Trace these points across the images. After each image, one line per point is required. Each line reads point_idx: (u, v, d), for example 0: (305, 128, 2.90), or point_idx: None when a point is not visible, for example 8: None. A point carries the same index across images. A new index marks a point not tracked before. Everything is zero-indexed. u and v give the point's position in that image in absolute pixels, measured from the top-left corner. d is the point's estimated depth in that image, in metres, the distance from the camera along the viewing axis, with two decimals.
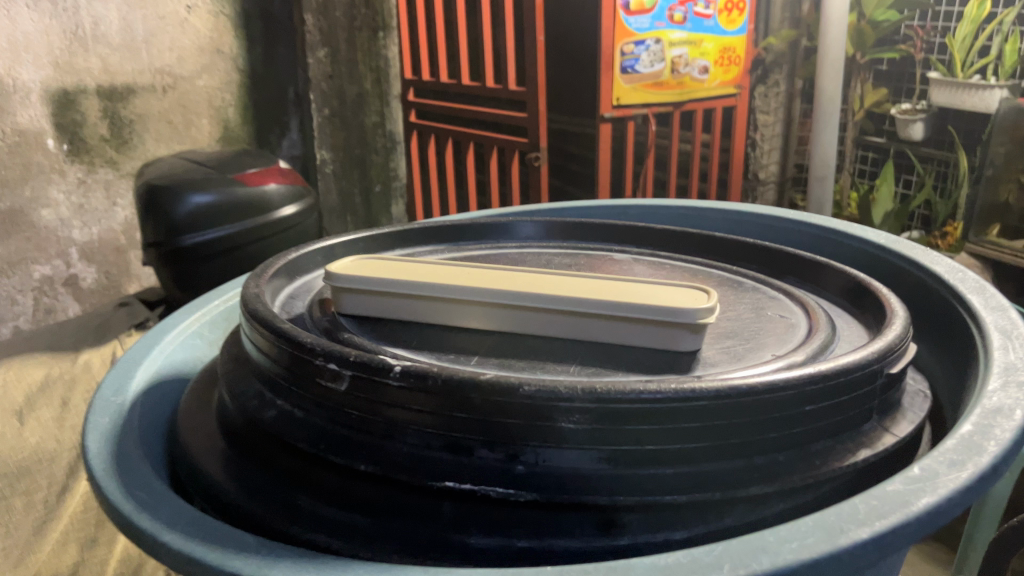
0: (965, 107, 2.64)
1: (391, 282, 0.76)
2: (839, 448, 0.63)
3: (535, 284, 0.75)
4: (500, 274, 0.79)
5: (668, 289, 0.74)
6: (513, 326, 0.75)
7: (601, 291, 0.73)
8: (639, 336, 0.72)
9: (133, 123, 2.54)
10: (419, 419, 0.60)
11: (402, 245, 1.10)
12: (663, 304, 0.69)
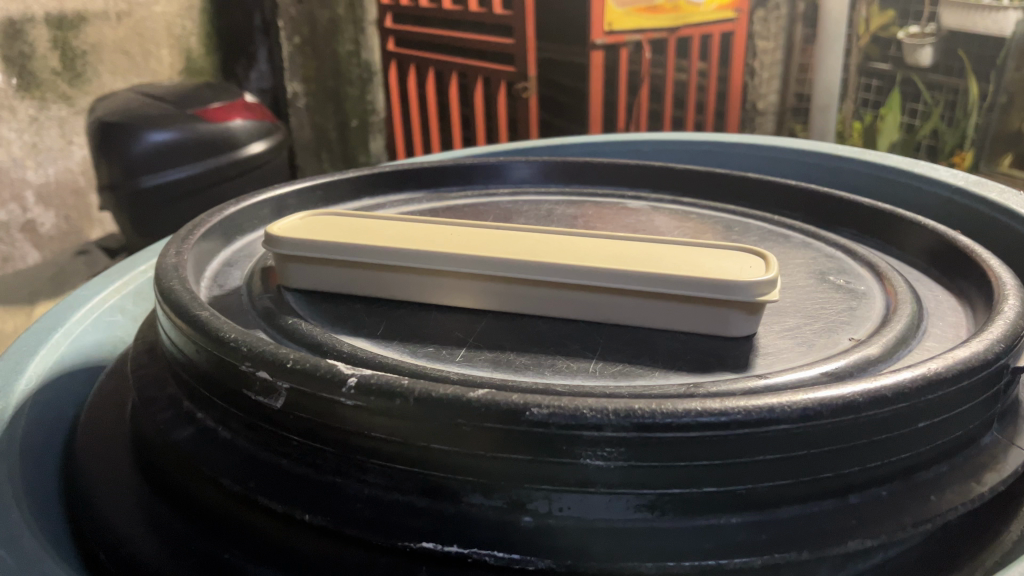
0: (976, 31, 2.02)
1: (348, 248, 0.58)
2: (955, 474, 0.47)
3: (538, 249, 0.57)
4: (492, 235, 0.61)
5: (715, 258, 0.56)
6: (512, 306, 0.58)
7: (625, 258, 0.55)
8: (675, 316, 0.54)
9: (87, 54, 2.13)
10: (384, 453, 0.44)
11: (368, 193, 0.91)
12: (708, 277, 0.51)
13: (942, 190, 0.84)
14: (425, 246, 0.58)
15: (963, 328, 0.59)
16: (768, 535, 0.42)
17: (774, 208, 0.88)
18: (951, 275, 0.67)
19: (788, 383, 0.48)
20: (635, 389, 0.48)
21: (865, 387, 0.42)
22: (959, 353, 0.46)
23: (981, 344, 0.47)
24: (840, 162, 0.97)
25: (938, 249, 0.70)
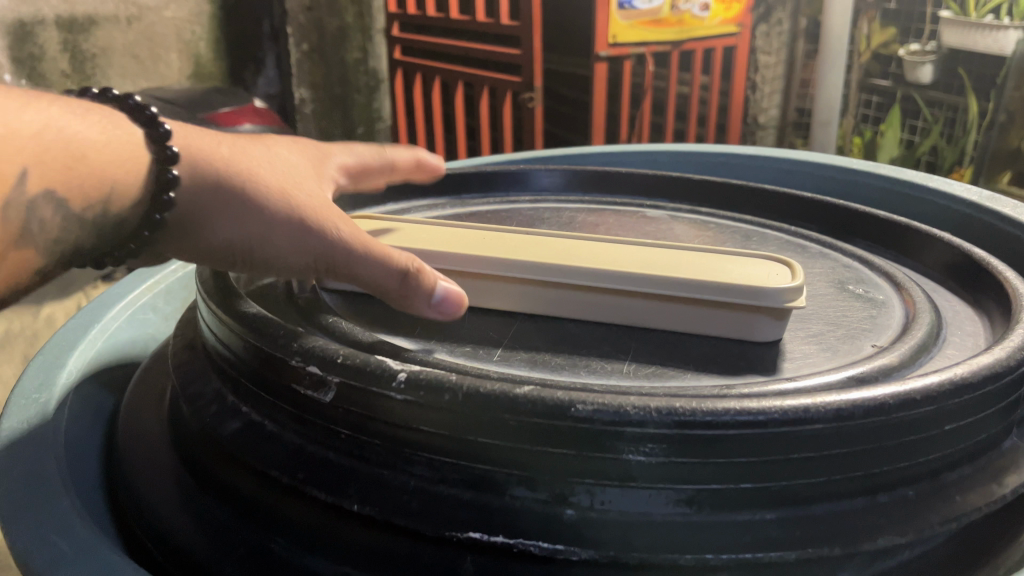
0: (977, 50, 2.07)
1: None
2: (980, 476, 0.48)
3: (572, 253, 0.59)
4: (526, 239, 0.63)
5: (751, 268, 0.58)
6: (545, 308, 0.60)
7: (658, 264, 0.57)
8: (704, 322, 0.56)
9: (96, 56, 1.97)
10: (430, 447, 0.46)
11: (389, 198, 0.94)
12: (740, 282, 0.53)
13: (956, 204, 0.87)
14: (461, 250, 0.60)
15: (981, 338, 0.61)
16: (803, 531, 0.44)
17: (789, 219, 0.90)
18: (966, 287, 0.70)
19: (816, 385, 0.50)
20: (669, 391, 0.50)
21: (895, 389, 0.44)
22: (983, 359, 0.48)
23: (1003, 351, 0.49)
24: (854, 176, 0.99)
25: (956, 262, 0.72)
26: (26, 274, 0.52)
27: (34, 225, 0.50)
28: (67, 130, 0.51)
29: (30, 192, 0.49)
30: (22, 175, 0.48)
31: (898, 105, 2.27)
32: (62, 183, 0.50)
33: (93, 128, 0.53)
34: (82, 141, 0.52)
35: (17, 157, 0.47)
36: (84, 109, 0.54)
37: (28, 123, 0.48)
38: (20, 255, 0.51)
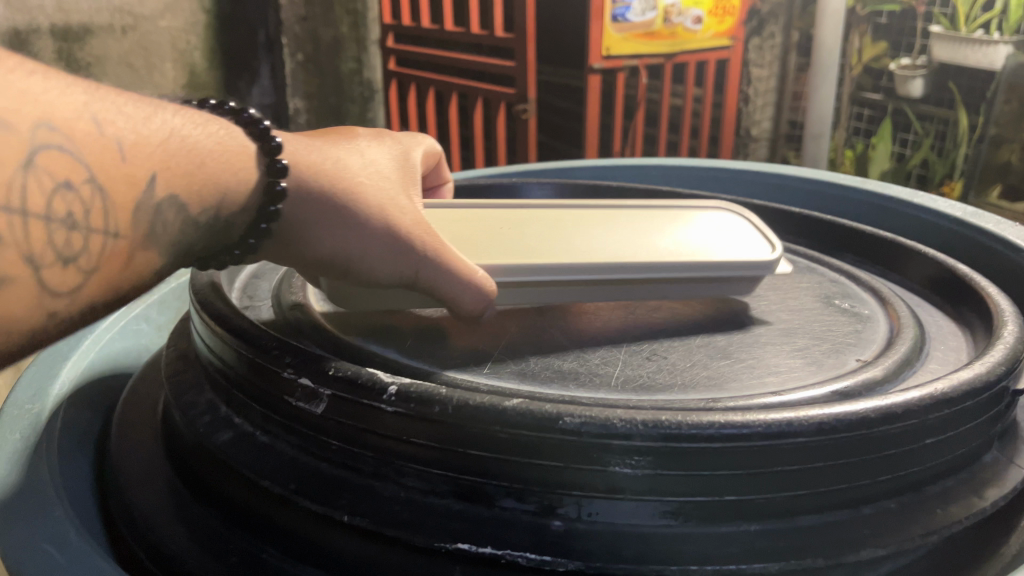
0: (966, 64, 2.09)
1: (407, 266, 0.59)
2: (961, 489, 0.49)
3: (567, 250, 0.61)
4: (504, 234, 0.65)
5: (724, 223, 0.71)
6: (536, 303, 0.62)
7: (645, 248, 0.63)
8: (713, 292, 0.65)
9: (92, 66, 1.97)
10: (421, 458, 0.47)
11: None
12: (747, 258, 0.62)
13: (941, 220, 0.88)
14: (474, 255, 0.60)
15: (963, 352, 0.62)
16: (786, 542, 0.44)
17: (778, 232, 0.91)
18: (949, 302, 0.71)
19: (801, 399, 0.51)
20: (656, 403, 0.51)
21: (875, 404, 0.45)
22: (964, 375, 0.48)
23: (984, 367, 0.50)
24: (843, 192, 1.00)
25: (940, 275, 0.73)
26: (136, 290, 0.47)
27: (156, 234, 0.46)
28: (188, 136, 0.46)
29: (157, 196, 0.44)
30: (150, 176, 0.43)
31: (888, 119, 2.29)
32: (187, 189, 0.46)
33: (211, 139, 0.49)
34: (201, 147, 0.47)
35: (145, 162, 0.43)
36: (200, 118, 0.49)
37: (153, 128, 0.44)
38: (143, 258, 0.46)
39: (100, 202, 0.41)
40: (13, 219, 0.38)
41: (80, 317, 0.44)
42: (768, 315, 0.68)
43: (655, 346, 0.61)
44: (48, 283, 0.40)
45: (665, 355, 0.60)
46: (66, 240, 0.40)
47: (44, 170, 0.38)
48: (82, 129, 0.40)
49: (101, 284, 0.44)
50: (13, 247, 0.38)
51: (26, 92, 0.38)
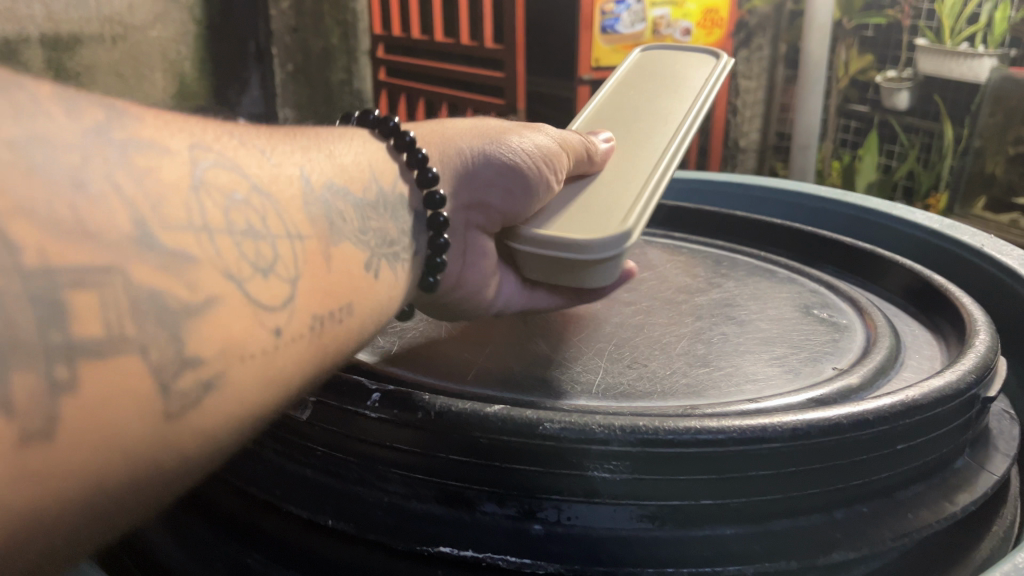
0: (951, 78, 2.11)
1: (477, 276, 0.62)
2: (932, 495, 0.50)
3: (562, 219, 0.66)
4: None
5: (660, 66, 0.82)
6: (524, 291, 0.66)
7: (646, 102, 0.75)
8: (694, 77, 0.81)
9: (81, 75, 1.99)
10: (405, 462, 0.48)
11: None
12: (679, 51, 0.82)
13: (918, 231, 0.89)
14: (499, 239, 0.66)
15: (937, 361, 0.64)
16: (761, 545, 0.45)
17: (760, 243, 0.92)
18: (925, 312, 0.72)
19: (777, 407, 0.52)
20: (636, 411, 0.52)
21: (847, 411, 0.46)
22: (934, 383, 0.49)
23: (954, 375, 0.51)
24: (825, 204, 1.02)
25: (915, 284, 0.75)
26: (347, 315, 0.45)
27: (337, 238, 0.45)
28: (318, 157, 0.47)
29: (316, 188, 0.45)
30: (300, 173, 0.44)
31: (875, 130, 2.32)
32: (336, 180, 0.47)
33: (341, 147, 0.51)
34: (329, 150, 0.49)
35: (289, 164, 0.43)
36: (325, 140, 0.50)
37: (290, 154, 0.45)
38: (341, 254, 0.45)
39: (273, 209, 0.40)
40: (204, 235, 0.35)
41: (300, 341, 0.40)
42: (748, 324, 0.69)
43: (636, 355, 0.63)
44: (258, 298, 0.37)
45: (646, 364, 0.61)
46: (260, 253, 0.38)
47: (211, 182, 0.36)
48: (226, 148, 0.39)
49: (308, 300, 0.41)
50: (212, 264, 0.35)
51: (166, 122, 0.37)
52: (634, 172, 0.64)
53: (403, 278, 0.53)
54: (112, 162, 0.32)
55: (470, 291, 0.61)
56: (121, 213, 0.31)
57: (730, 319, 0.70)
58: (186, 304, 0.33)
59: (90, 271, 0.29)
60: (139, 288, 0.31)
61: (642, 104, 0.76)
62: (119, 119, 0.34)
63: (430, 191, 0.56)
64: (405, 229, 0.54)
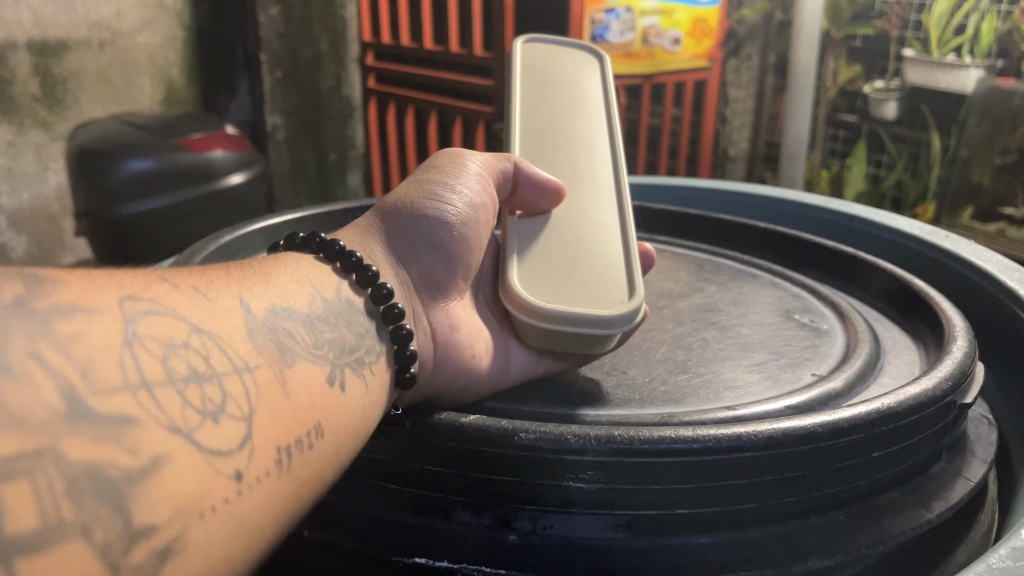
0: (938, 88, 2.14)
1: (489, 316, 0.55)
2: (909, 501, 0.50)
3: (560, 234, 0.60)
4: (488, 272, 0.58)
5: (553, 70, 0.77)
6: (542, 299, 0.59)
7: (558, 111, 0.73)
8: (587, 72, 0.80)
9: (68, 81, 1.97)
10: (381, 473, 0.48)
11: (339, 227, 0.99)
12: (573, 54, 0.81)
13: (901, 237, 0.89)
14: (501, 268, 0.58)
15: (916, 366, 0.63)
16: (736, 553, 0.45)
17: (744, 248, 0.92)
18: (907, 317, 0.72)
19: (756, 414, 0.52)
20: (614, 418, 0.51)
21: (823, 420, 0.45)
22: (911, 390, 0.49)
23: (930, 382, 0.50)
24: (808, 211, 1.02)
25: (896, 288, 0.74)
26: (319, 438, 0.41)
27: (291, 361, 0.41)
28: (263, 289, 0.44)
29: (259, 315, 0.42)
30: (239, 303, 0.41)
31: (863, 139, 2.33)
32: (278, 301, 0.44)
33: (277, 267, 0.47)
34: (267, 273, 0.46)
35: (227, 295, 0.41)
36: (268, 265, 0.47)
37: (228, 283, 0.43)
38: (301, 372, 0.42)
39: (217, 346, 0.38)
40: (142, 394, 0.33)
41: (268, 479, 0.37)
42: (729, 330, 0.69)
43: (616, 361, 0.62)
44: (211, 446, 0.35)
45: (625, 370, 0.60)
46: (206, 398, 0.35)
47: (143, 337, 0.34)
48: (158, 294, 0.37)
49: (271, 434, 0.38)
50: (154, 423, 0.32)
51: (93, 281, 0.35)
52: (596, 218, 0.61)
53: (382, 381, 0.48)
54: (32, 336, 0.31)
55: (456, 376, 0.54)
56: (45, 389, 0.30)
57: (711, 324, 0.69)
58: (128, 471, 0.31)
59: (15, 458, 0.28)
60: (75, 465, 0.29)
61: (554, 119, 0.72)
62: (40, 290, 0.33)
63: (373, 289, 0.50)
64: (363, 332, 0.48)
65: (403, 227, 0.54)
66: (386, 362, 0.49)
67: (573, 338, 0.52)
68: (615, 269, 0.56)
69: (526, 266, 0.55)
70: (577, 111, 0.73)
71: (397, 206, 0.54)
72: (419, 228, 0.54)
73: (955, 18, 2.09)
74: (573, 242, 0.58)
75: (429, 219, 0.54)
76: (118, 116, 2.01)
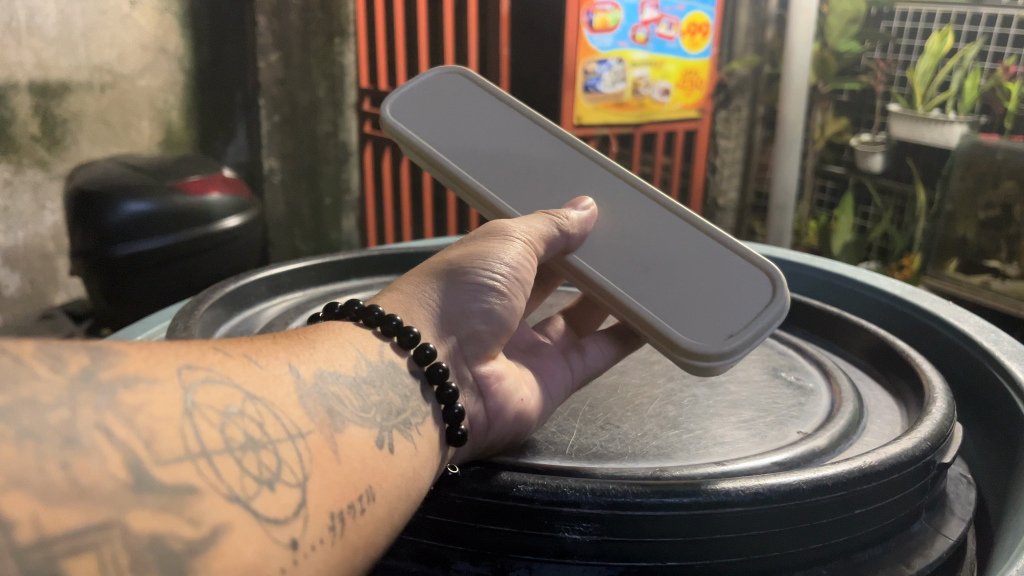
0: (923, 142, 2.21)
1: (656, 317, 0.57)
2: (891, 558, 0.52)
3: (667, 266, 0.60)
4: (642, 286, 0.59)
5: (459, 110, 0.73)
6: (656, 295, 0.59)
7: (510, 151, 0.70)
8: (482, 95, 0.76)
9: (69, 121, 1.95)
10: (409, 528, 0.51)
11: (339, 278, 1.03)
12: (458, 87, 0.76)
13: (883, 297, 0.93)
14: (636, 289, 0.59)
15: (898, 425, 0.65)
16: None
17: None
18: (890, 375, 0.74)
19: (744, 469, 0.54)
20: (609, 471, 0.53)
21: (808, 475, 0.47)
22: (891, 449, 0.51)
23: (910, 442, 0.52)
24: (792, 268, 1.05)
25: (877, 348, 0.77)
26: (370, 502, 0.43)
27: (341, 425, 0.43)
28: (306, 357, 0.45)
29: (307, 381, 0.44)
30: (289, 369, 0.43)
31: (850, 192, 2.38)
32: (325, 365, 0.46)
33: (322, 334, 0.49)
34: (312, 341, 0.48)
35: (277, 363, 0.43)
36: (309, 333, 0.49)
37: (274, 350, 0.45)
38: (351, 438, 0.43)
39: (270, 414, 0.40)
40: (202, 463, 0.34)
41: (322, 546, 0.38)
42: (718, 387, 0.71)
43: (609, 417, 0.64)
44: (267, 514, 0.36)
45: (618, 425, 0.62)
46: (262, 465, 0.37)
47: (202, 404, 0.36)
48: (214, 361, 0.40)
49: (324, 500, 0.40)
50: (214, 493, 0.34)
51: (154, 351, 0.37)
52: (660, 228, 0.63)
53: (431, 441, 0.50)
54: (100, 408, 0.32)
55: (505, 426, 0.56)
56: (112, 460, 0.31)
57: (700, 381, 0.72)
58: (190, 542, 0.32)
59: (86, 532, 0.29)
60: (138, 537, 0.31)
61: (510, 164, 0.69)
62: (105, 358, 0.34)
63: (416, 349, 0.51)
64: (408, 394, 0.50)
65: (450, 294, 0.55)
66: (433, 423, 0.51)
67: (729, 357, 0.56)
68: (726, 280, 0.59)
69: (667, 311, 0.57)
70: (520, 142, 0.71)
71: (444, 271, 0.56)
72: (468, 293, 0.55)
73: (939, 75, 2.16)
74: (667, 263, 0.61)
75: (474, 284, 0.55)
76: (117, 157, 2.00)
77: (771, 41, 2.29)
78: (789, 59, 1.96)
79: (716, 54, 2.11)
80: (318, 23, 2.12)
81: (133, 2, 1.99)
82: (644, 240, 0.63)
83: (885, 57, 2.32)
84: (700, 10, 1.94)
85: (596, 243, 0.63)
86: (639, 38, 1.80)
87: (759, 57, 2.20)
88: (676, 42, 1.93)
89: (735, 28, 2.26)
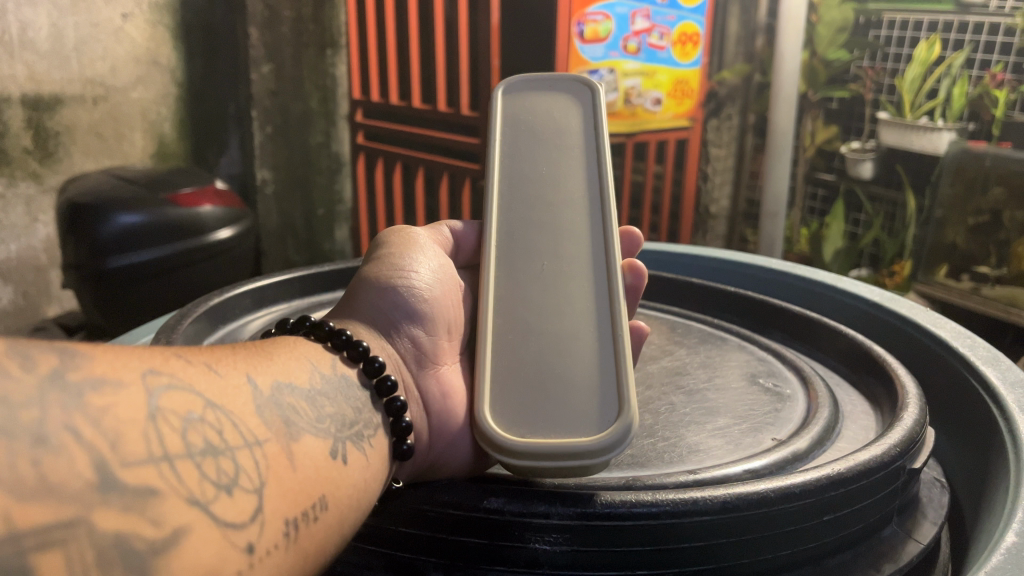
0: (911, 149, 2.24)
1: (504, 397, 0.51)
2: (860, 563, 0.53)
3: (555, 343, 0.54)
4: (520, 360, 0.53)
5: (542, 121, 0.71)
6: (526, 369, 0.52)
7: (555, 179, 0.67)
8: (576, 114, 0.72)
9: (61, 134, 1.95)
10: (380, 538, 0.52)
11: (326, 288, 1.04)
12: (564, 101, 0.73)
13: (863, 303, 0.94)
14: (497, 366, 0.53)
15: (872, 431, 0.67)
16: None
17: (715, 310, 0.96)
18: (866, 380, 0.76)
19: (718, 478, 0.55)
20: (581, 482, 0.54)
21: (776, 485, 0.49)
22: (862, 456, 0.52)
23: (880, 448, 0.53)
24: (777, 273, 1.07)
25: (855, 353, 0.79)
26: (323, 510, 0.44)
27: (296, 434, 0.45)
28: (261, 368, 0.47)
29: (264, 391, 0.45)
30: (247, 380, 0.45)
31: (841, 199, 2.40)
32: (281, 377, 0.48)
33: (278, 346, 0.51)
34: (269, 352, 0.50)
35: (236, 373, 0.44)
36: (267, 346, 0.51)
37: (232, 360, 0.46)
38: (304, 446, 0.45)
39: (229, 421, 0.41)
40: (165, 466, 0.35)
41: (276, 551, 0.40)
42: (696, 395, 0.72)
43: None
44: (226, 518, 0.37)
45: None
46: (221, 471, 0.38)
47: (165, 409, 0.37)
48: (176, 368, 0.40)
49: (280, 507, 0.41)
50: (175, 496, 0.35)
51: (120, 353, 0.38)
52: (582, 312, 0.56)
53: (381, 454, 0.51)
54: (68, 408, 0.33)
55: (452, 446, 0.55)
56: (79, 460, 0.32)
57: (679, 389, 0.73)
58: (152, 542, 0.33)
59: (53, 529, 0.30)
60: (104, 535, 0.32)
61: (548, 190, 0.66)
62: (73, 360, 0.35)
63: (366, 363, 0.54)
64: (360, 406, 0.52)
65: (372, 299, 0.59)
66: (383, 435, 0.53)
67: (555, 472, 0.48)
68: (593, 373, 0.51)
69: (506, 397, 0.51)
70: (572, 173, 0.68)
71: (368, 281, 0.60)
72: (389, 300, 0.59)
73: (927, 84, 2.18)
74: (548, 344, 0.54)
75: (399, 293, 0.59)
76: (110, 168, 2.00)
77: (760, 50, 2.30)
78: (778, 68, 1.98)
79: (706, 64, 2.13)
80: (312, 35, 2.16)
81: (125, 16, 2.01)
82: (549, 317, 0.56)
83: (873, 65, 2.30)
84: (690, 20, 1.95)
85: (506, 310, 0.57)
86: (631, 48, 1.80)
87: (749, 66, 2.22)
88: (668, 51, 1.93)
89: (725, 37, 2.26)
